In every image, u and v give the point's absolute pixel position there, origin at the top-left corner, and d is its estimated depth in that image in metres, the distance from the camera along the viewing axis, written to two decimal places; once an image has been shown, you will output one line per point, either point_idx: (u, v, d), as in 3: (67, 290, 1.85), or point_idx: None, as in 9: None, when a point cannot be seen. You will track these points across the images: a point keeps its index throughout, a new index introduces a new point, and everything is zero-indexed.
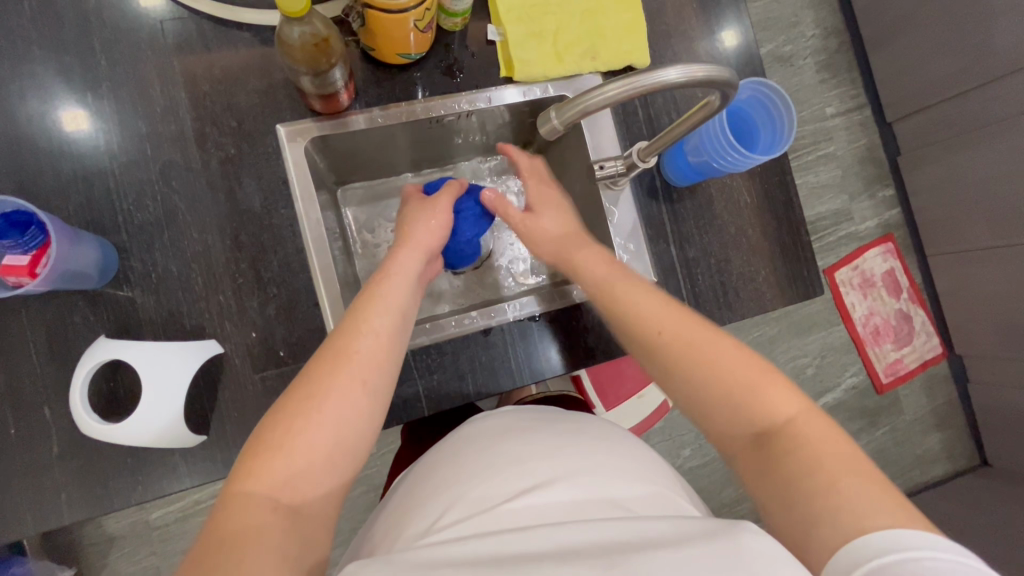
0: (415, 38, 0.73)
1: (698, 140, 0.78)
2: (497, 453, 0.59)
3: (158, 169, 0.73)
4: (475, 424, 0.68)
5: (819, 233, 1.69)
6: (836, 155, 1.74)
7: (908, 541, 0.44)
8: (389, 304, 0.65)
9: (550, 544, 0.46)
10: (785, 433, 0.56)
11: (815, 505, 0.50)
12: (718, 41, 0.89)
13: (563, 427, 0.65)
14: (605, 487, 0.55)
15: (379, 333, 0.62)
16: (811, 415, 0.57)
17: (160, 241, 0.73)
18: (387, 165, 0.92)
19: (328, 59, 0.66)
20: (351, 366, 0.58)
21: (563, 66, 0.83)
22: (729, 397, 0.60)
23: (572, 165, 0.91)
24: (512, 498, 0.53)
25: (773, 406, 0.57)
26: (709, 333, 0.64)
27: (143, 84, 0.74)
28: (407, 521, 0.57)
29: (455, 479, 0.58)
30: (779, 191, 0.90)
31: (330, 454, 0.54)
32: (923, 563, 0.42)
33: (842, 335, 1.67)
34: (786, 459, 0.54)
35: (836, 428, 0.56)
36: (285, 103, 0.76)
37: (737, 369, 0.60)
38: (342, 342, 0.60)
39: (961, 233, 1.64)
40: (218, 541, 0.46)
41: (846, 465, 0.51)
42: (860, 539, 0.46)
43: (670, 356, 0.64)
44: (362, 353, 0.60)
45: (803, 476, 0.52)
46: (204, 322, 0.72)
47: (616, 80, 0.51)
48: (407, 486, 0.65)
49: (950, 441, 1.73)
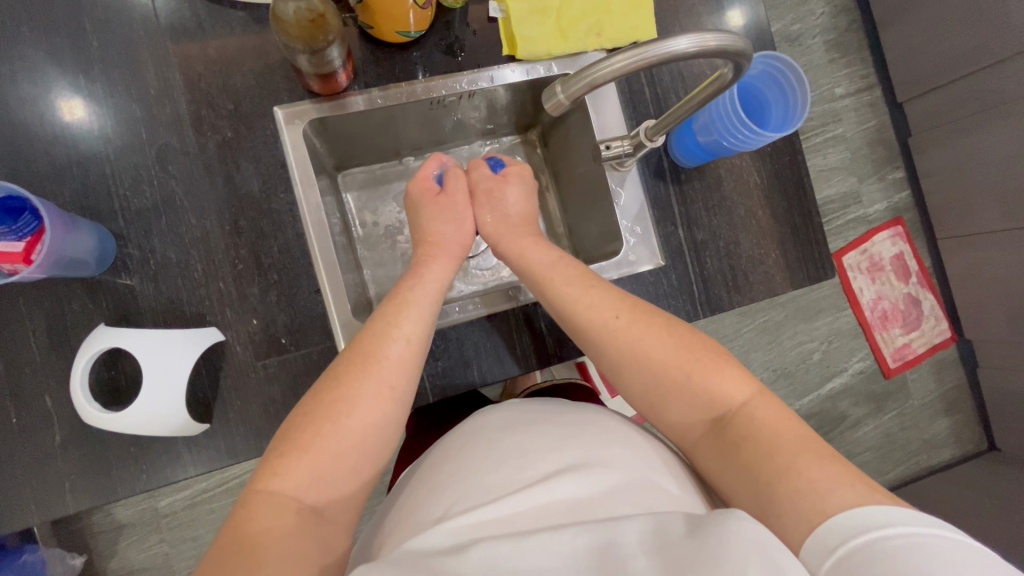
0: (415, 15, 0.71)
1: (708, 118, 0.75)
2: (494, 448, 0.59)
3: (154, 153, 0.72)
4: (482, 417, 0.67)
5: (827, 216, 1.66)
6: (846, 137, 1.70)
7: (871, 518, 0.45)
8: (419, 310, 0.65)
9: (554, 549, 0.45)
10: (741, 417, 0.57)
11: (777, 490, 0.51)
12: (727, 16, 0.86)
13: (563, 419, 0.64)
14: (602, 482, 0.53)
15: (410, 338, 0.62)
16: (763, 399, 0.59)
17: (158, 227, 0.71)
18: (388, 148, 0.90)
19: (325, 36, 0.64)
20: (380, 371, 0.58)
21: (568, 43, 0.80)
22: (679, 387, 0.61)
23: (577, 146, 0.88)
24: (516, 496, 0.52)
25: (725, 392, 0.59)
26: (662, 320, 0.65)
27: (137, 66, 0.72)
28: (413, 516, 0.56)
29: (452, 477, 0.57)
30: (790, 171, 0.87)
31: (355, 459, 0.55)
32: (888, 539, 0.43)
33: (850, 320, 1.65)
34: (745, 443, 0.55)
35: (784, 408, 0.58)
36: (281, 84, 0.74)
37: (683, 356, 0.62)
38: (371, 344, 0.60)
39: (972, 215, 1.61)
40: (239, 544, 0.46)
41: (800, 444, 0.53)
42: (827, 523, 0.46)
43: (624, 347, 0.64)
44: (392, 358, 0.60)
45: (763, 461, 0.53)
46: (205, 310, 0.71)
47: (624, 50, 0.49)
48: (416, 479, 0.64)
49: (959, 426, 1.72)
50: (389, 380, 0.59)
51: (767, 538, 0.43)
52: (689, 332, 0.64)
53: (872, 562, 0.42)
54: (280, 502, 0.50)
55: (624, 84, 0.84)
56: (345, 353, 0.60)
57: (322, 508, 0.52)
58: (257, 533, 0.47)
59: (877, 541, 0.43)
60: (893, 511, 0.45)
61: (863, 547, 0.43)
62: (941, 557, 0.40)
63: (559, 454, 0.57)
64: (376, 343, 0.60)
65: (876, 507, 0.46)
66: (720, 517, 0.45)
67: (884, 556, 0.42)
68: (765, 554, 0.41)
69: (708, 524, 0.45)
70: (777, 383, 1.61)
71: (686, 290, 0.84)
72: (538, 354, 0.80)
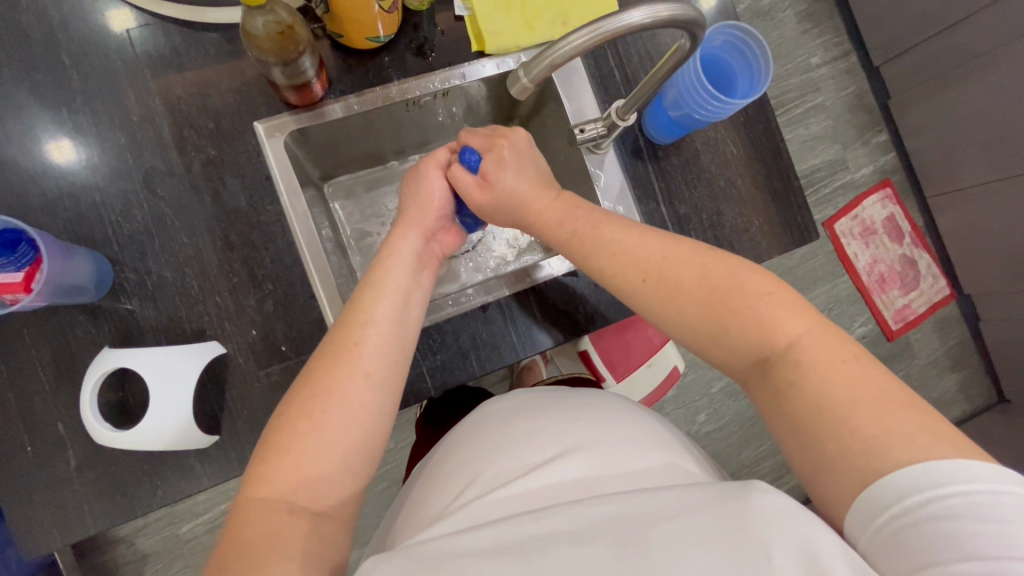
0: (382, 20, 0.73)
1: (676, 93, 0.77)
2: (500, 436, 0.60)
3: (142, 177, 0.74)
4: (487, 408, 0.68)
5: (815, 185, 1.68)
6: (826, 105, 1.71)
7: (929, 477, 0.44)
8: (390, 295, 0.65)
9: (563, 521, 0.46)
10: (787, 361, 0.55)
11: (823, 444, 0.50)
12: None
13: (568, 403, 0.64)
14: (605, 460, 0.54)
15: (381, 326, 0.62)
16: (816, 336, 0.55)
17: (152, 248, 0.73)
18: (371, 154, 0.92)
19: (295, 47, 0.66)
20: (353, 363, 0.59)
21: (534, 34, 0.82)
22: (719, 334, 0.60)
23: (554, 134, 0.90)
24: (524, 480, 0.53)
25: (771, 335, 0.56)
26: (696, 261, 0.62)
27: (118, 95, 0.74)
28: (425, 507, 0.58)
29: (459, 468, 0.59)
30: (766, 139, 0.89)
31: (344, 453, 0.56)
32: (946, 499, 0.43)
33: (848, 286, 1.66)
34: (790, 391, 0.54)
35: (840, 343, 0.54)
36: (259, 99, 0.76)
37: (723, 304, 0.59)
38: (342, 337, 0.61)
39: (958, 170, 1.62)
40: (238, 550, 0.48)
41: (853, 395, 0.50)
42: (879, 482, 0.46)
43: (653, 307, 0.63)
44: (364, 347, 0.61)
45: (806, 410, 0.52)
46: (205, 324, 0.72)
47: (580, 29, 0.51)
48: (425, 472, 0.65)
49: (966, 381, 1.73)
50: (363, 371, 0.59)
51: (790, 508, 0.44)
52: (728, 273, 0.61)
53: (923, 533, 0.43)
54: (277, 504, 0.51)
55: (594, 69, 0.85)
56: (320, 348, 0.61)
57: (323, 508, 0.54)
58: (254, 537, 0.49)
59: (935, 501, 0.43)
60: (956, 465, 0.44)
61: (920, 506, 0.44)
62: (1000, 529, 0.41)
63: (562, 436, 0.58)
64: (347, 336, 0.61)
65: (937, 462, 0.45)
66: (742, 489, 0.46)
67: (936, 524, 0.43)
68: (794, 525, 0.43)
69: (727, 494, 0.46)
70: None
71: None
72: (533, 339, 0.81)
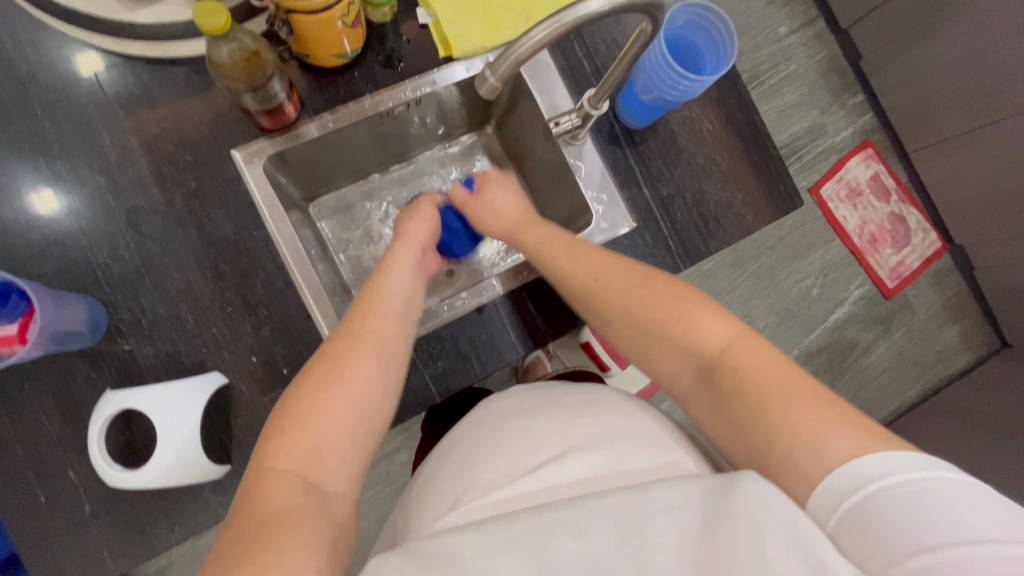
0: (347, 36, 0.73)
1: (645, 77, 0.78)
2: (497, 437, 0.60)
3: (126, 217, 0.74)
4: (485, 408, 0.68)
5: (796, 154, 1.69)
6: (799, 73, 1.72)
7: (872, 467, 0.45)
8: (376, 348, 0.63)
9: (561, 522, 0.46)
10: (725, 364, 0.57)
11: (773, 437, 0.51)
12: None
13: (565, 400, 0.65)
14: (603, 457, 0.55)
15: (371, 350, 0.62)
16: (743, 341, 0.59)
17: (143, 287, 0.73)
18: (352, 170, 0.93)
19: (263, 72, 0.66)
20: (341, 384, 0.59)
21: (500, 33, 0.83)
22: (664, 343, 0.63)
23: (530, 131, 0.91)
24: (520, 482, 0.53)
25: (705, 341, 0.60)
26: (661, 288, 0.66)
27: (93, 138, 0.74)
28: (422, 514, 0.58)
29: (452, 474, 0.59)
30: (741, 113, 0.90)
31: (337, 466, 0.55)
32: (894, 484, 0.43)
33: (840, 249, 1.67)
34: (732, 390, 0.56)
35: (769, 349, 0.58)
36: (234, 127, 0.76)
37: (669, 312, 0.63)
38: (332, 363, 0.60)
39: (936, 123, 1.63)
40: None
41: (789, 388, 0.53)
42: (825, 480, 0.47)
43: (601, 307, 0.69)
44: (354, 372, 0.60)
45: (752, 400, 0.54)
46: (204, 357, 0.73)
47: (541, 23, 0.51)
48: (424, 478, 0.65)
49: (967, 331, 1.74)
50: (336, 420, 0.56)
51: (782, 499, 0.44)
52: (655, 292, 0.65)
53: (885, 519, 0.42)
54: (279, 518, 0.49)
55: (562, 61, 0.86)
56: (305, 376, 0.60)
57: None
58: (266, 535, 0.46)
59: (881, 488, 0.44)
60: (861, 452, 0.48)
61: (870, 495, 0.44)
62: (940, 511, 0.41)
63: (559, 435, 0.58)
64: (335, 360, 0.61)
65: (876, 458, 0.45)
66: (739, 479, 0.46)
67: (891, 509, 0.43)
68: (787, 514, 0.43)
69: (723, 486, 0.46)
70: (782, 325, 1.63)
71: (663, 246, 0.86)
72: (531, 335, 0.81)
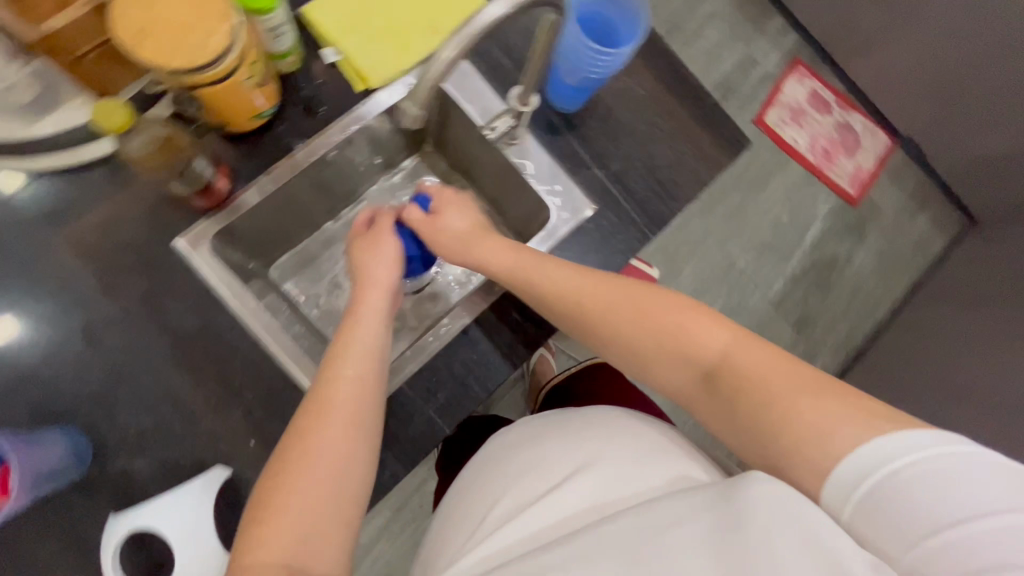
0: (259, 96, 0.71)
1: (567, 61, 0.77)
2: (512, 470, 0.59)
3: (84, 335, 0.71)
4: (498, 439, 0.66)
5: (732, 90, 1.70)
6: (716, 10, 1.73)
7: (885, 451, 0.45)
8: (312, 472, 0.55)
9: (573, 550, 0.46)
10: (725, 370, 0.56)
11: (777, 442, 0.51)
12: None
13: (572, 418, 0.63)
14: (615, 475, 0.54)
15: (325, 443, 0.57)
16: (742, 341, 0.57)
17: (122, 400, 0.70)
18: (303, 224, 0.90)
19: (182, 154, 0.70)
20: (308, 496, 0.54)
21: (411, 53, 0.81)
22: (653, 356, 0.61)
23: (467, 140, 0.89)
24: (536, 511, 0.53)
25: (700, 345, 0.58)
26: (628, 286, 0.64)
27: (28, 264, 0.71)
28: (443, 547, 0.58)
29: (466, 517, 0.58)
30: (669, 70, 0.89)
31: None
32: (902, 470, 0.44)
33: (797, 171, 1.69)
34: (739, 396, 0.54)
35: (769, 349, 0.56)
36: (168, 215, 0.73)
37: (658, 321, 0.61)
38: (287, 473, 0.55)
39: (856, 27, 1.64)
40: None
41: (786, 389, 0.52)
42: (836, 469, 0.47)
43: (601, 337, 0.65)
44: (313, 474, 0.55)
45: (759, 411, 0.53)
46: (201, 454, 0.70)
47: (449, 40, 0.51)
48: (442, 510, 0.64)
49: (937, 217, 1.77)
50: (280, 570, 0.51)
51: (788, 494, 0.44)
52: (645, 292, 0.63)
53: (940, 487, 0.43)
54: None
55: (482, 63, 0.85)
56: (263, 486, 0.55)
57: None
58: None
59: (895, 474, 0.44)
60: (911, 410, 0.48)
61: (885, 484, 0.45)
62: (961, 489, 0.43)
63: (570, 455, 0.57)
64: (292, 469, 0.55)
65: (889, 438, 0.46)
66: (742, 480, 0.47)
67: (905, 497, 0.44)
68: (789, 512, 0.43)
69: (727, 491, 0.46)
70: (763, 258, 1.64)
71: (628, 220, 0.85)
72: (524, 341, 0.81)
